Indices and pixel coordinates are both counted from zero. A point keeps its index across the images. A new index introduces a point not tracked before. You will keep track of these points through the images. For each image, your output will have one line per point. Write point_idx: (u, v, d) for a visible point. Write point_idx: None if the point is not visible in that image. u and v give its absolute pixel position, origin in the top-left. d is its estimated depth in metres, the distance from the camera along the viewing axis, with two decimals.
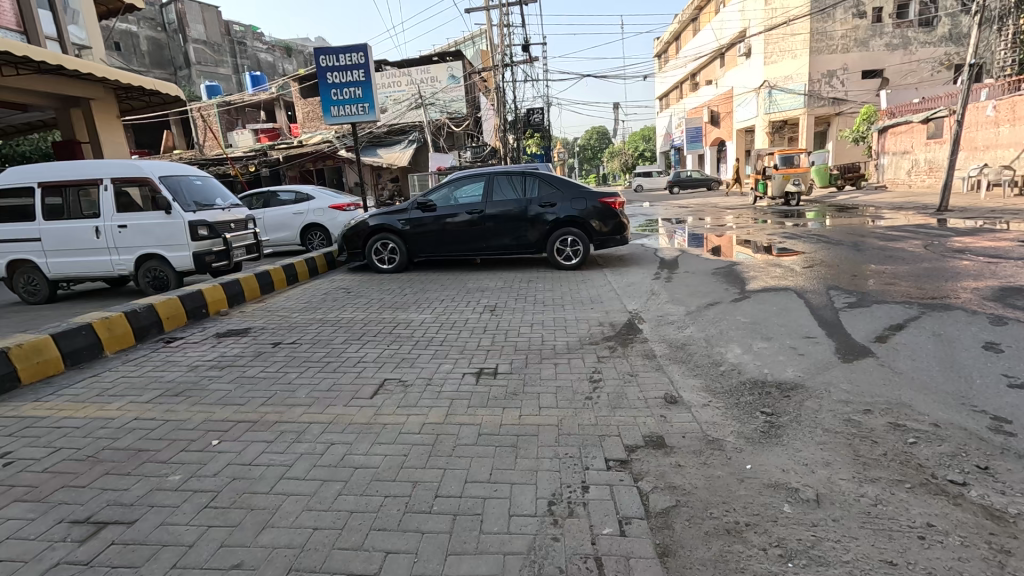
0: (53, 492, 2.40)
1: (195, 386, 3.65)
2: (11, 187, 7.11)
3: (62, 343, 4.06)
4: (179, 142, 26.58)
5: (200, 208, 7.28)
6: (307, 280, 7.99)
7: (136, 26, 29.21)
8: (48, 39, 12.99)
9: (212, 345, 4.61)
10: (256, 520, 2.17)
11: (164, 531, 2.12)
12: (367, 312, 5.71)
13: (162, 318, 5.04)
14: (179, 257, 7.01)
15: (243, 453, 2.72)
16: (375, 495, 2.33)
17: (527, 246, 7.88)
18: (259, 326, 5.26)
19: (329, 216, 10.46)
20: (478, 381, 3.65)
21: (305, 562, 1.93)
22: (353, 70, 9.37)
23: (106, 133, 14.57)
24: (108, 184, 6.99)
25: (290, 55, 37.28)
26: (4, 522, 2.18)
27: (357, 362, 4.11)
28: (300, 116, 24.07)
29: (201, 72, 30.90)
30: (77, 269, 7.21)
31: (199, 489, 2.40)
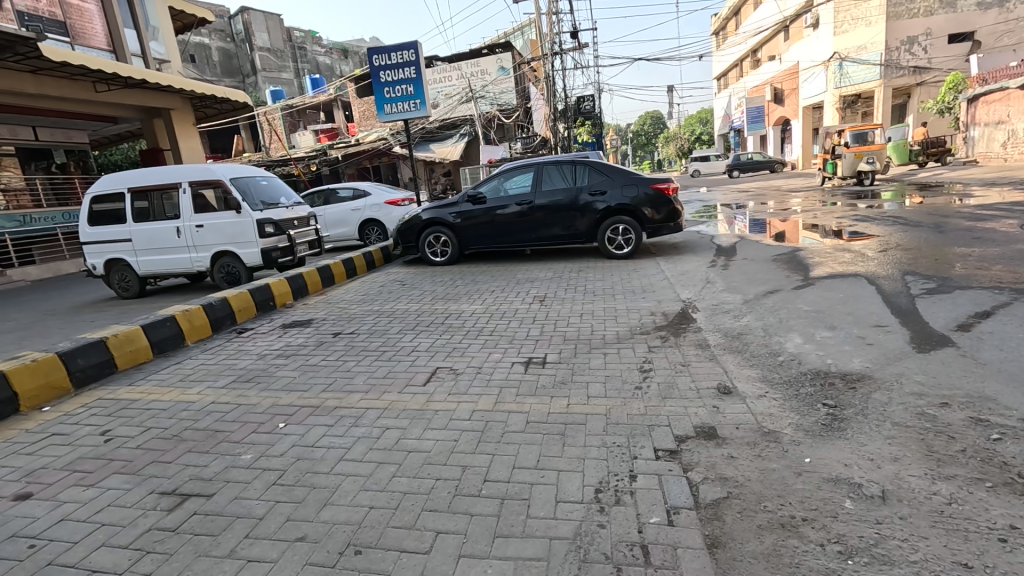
0: (144, 466, 2.67)
1: (264, 373, 3.93)
2: (105, 193, 7.84)
3: (150, 333, 4.46)
4: (248, 145, 28.31)
5: (267, 207, 7.74)
6: (364, 272, 8.33)
7: (208, 38, 31.25)
8: (133, 56, 14.20)
9: (279, 335, 4.93)
10: (318, 498, 2.32)
11: (238, 505, 2.30)
12: (420, 303, 5.88)
13: (235, 311, 5.43)
14: (250, 254, 7.50)
15: (306, 436, 2.90)
16: (427, 478, 2.43)
17: (577, 236, 7.83)
18: (320, 317, 5.56)
19: (385, 211, 10.83)
20: (526, 370, 3.70)
21: (363, 537, 2.05)
22: (404, 67, 9.58)
23: (185, 140, 15.74)
24: (187, 187, 7.56)
25: (347, 57, 38.69)
26: (105, 492, 2.45)
27: (410, 351, 4.26)
28: (356, 115, 24.94)
29: (267, 78, 32.70)
30: (161, 267, 7.88)
31: (268, 467, 2.60)
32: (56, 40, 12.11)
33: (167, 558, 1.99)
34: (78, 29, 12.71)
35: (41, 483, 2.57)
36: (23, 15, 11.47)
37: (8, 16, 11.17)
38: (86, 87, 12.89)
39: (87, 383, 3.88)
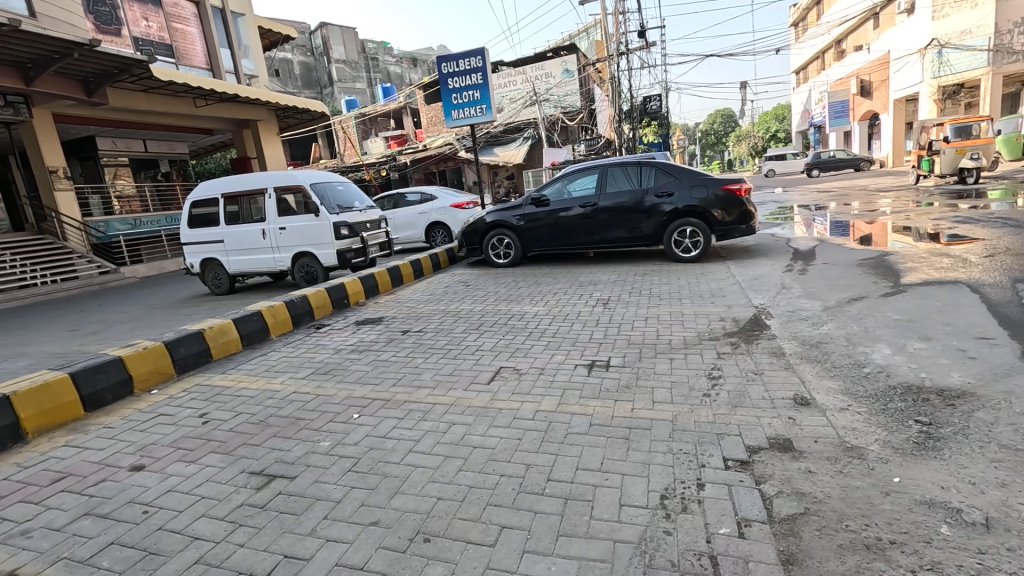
0: (236, 447, 2.92)
1: (340, 366, 4.18)
2: (202, 199, 8.62)
3: (240, 326, 4.87)
4: (324, 152, 30.05)
5: (343, 210, 8.20)
6: (431, 273, 8.62)
7: (291, 53, 33.61)
8: (227, 73, 15.54)
9: (353, 331, 5.23)
10: (389, 486, 2.45)
11: (318, 487, 2.47)
12: (484, 304, 6.00)
13: (313, 307, 5.81)
14: (326, 254, 7.98)
15: (378, 427, 3.06)
16: (492, 474, 2.49)
17: (642, 239, 7.67)
18: (390, 314, 5.82)
19: (451, 214, 11.15)
20: (590, 373, 3.68)
21: (431, 527, 2.14)
22: (471, 73, 9.81)
23: (269, 149, 16.99)
24: (271, 193, 8.16)
25: (416, 65, 40.14)
26: (204, 468, 2.71)
27: (475, 350, 4.36)
28: (424, 122, 25.78)
29: (342, 88, 34.59)
30: (249, 266, 8.56)
31: (344, 455, 2.76)
32: (165, 62, 13.54)
33: (256, 531, 2.17)
34: (183, 51, 14.11)
35: (152, 456, 2.88)
36: (138, 40, 12.98)
37: (125, 41, 12.72)
38: (187, 102, 14.23)
39: (187, 370, 4.30)
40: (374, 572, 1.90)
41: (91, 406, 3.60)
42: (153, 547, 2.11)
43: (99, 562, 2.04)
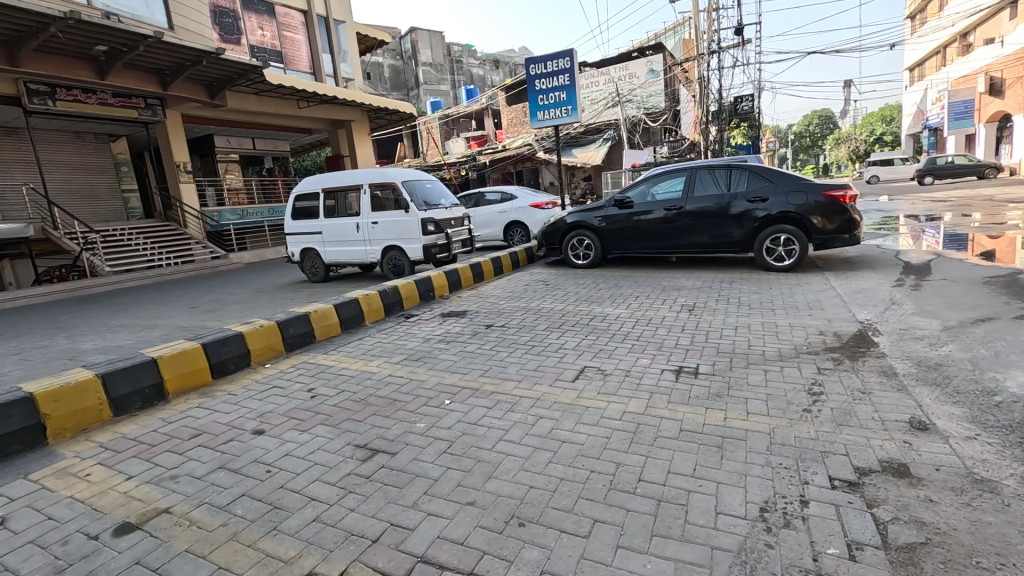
0: (342, 421, 3.18)
1: (430, 354, 4.40)
2: (305, 193, 9.36)
3: (339, 311, 5.24)
4: (409, 151, 31.39)
5: (429, 207, 8.56)
6: (510, 271, 8.78)
7: (382, 57, 35.50)
8: (328, 77, 16.69)
9: (439, 323, 5.47)
10: (483, 470, 2.56)
11: (417, 465, 2.63)
12: (564, 304, 6.04)
13: (403, 298, 6.14)
14: (413, 249, 8.39)
15: (469, 414, 3.20)
16: (582, 468, 2.53)
17: (729, 245, 7.35)
18: (473, 309, 6.01)
19: (530, 214, 11.28)
20: (678, 379, 3.61)
21: (525, 512, 2.21)
22: (559, 75, 9.87)
23: (361, 147, 18.02)
24: (366, 189, 8.69)
25: (498, 67, 40.85)
26: (314, 437, 2.97)
27: (559, 348, 4.42)
28: (505, 123, 26.18)
29: (428, 90, 35.91)
30: (343, 257, 9.16)
31: (439, 437, 2.92)
32: (275, 67, 14.84)
33: (365, 499, 2.36)
34: (290, 57, 15.35)
35: (270, 423, 3.20)
36: (254, 48, 14.36)
37: (243, 49, 14.09)
38: (292, 104, 15.47)
39: (294, 348, 4.70)
40: (474, 548, 2.01)
41: (217, 374, 4.04)
42: (277, 502, 2.36)
43: (234, 510, 2.30)
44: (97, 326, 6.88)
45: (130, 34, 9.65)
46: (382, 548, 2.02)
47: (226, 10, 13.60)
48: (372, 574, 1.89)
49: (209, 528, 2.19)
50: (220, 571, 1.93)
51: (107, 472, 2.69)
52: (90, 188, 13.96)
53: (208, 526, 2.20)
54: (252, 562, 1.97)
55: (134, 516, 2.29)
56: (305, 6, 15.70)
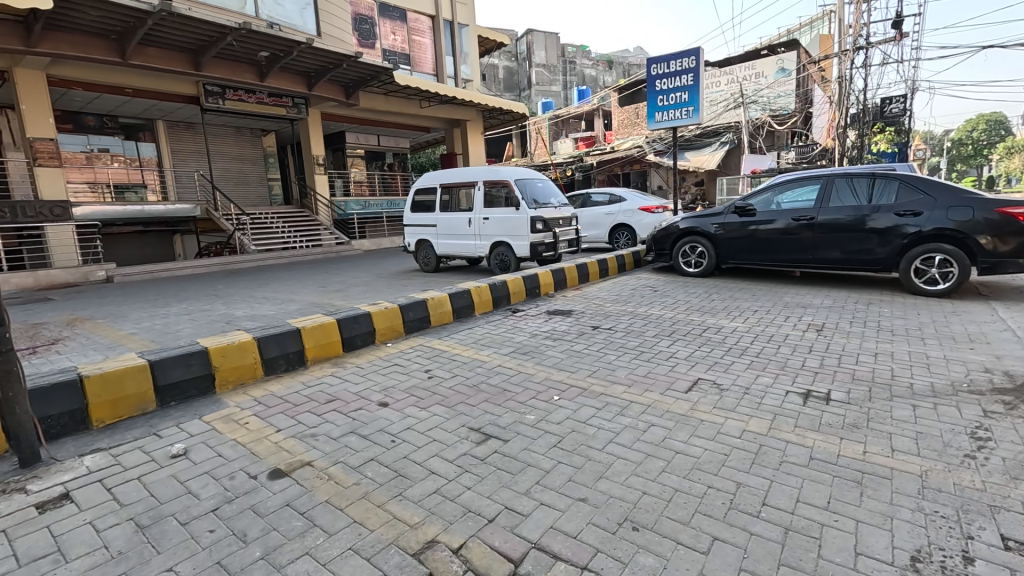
0: (457, 403, 3.35)
1: (537, 350, 4.47)
2: (424, 187, 9.94)
3: (453, 300, 5.51)
4: (517, 151, 32.00)
5: (539, 205, 8.68)
6: (615, 274, 8.64)
7: (498, 59, 36.66)
8: (449, 78, 17.54)
9: (545, 320, 5.53)
10: (593, 469, 2.56)
11: (528, 454, 2.70)
12: (673, 311, 5.81)
13: (511, 293, 6.29)
14: (520, 246, 8.56)
15: (577, 412, 3.21)
16: (699, 482, 2.42)
17: (869, 262, 6.58)
18: (579, 309, 6.01)
19: (638, 217, 10.98)
20: (805, 403, 3.32)
21: (638, 517, 2.18)
22: (682, 74, 9.48)
23: (473, 146, 18.73)
24: (480, 186, 9.02)
25: (612, 67, 40.27)
26: (432, 415, 3.17)
27: (670, 356, 4.27)
28: (615, 124, 25.32)
29: (539, 91, 36.34)
30: (453, 250, 9.59)
31: (549, 431, 2.97)
32: (404, 69, 15.96)
33: (480, 479, 2.47)
34: (417, 59, 16.42)
35: (393, 397, 3.46)
36: (386, 51, 15.58)
37: (377, 53, 15.34)
38: (415, 104, 16.54)
39: (412, 331, 5.03)
40: (587, 544, 2.01)
41: (346, 348, 4.45)
42: (402, 470, 2.54)
43: (365, 472, 2.53)
44: (247, 297, 7.88)
45: (287, 42, 10.92)
46: (497, 528, 2.11)
47: (365, 17, 14.89)
48: (489, 551, 1.98)
49: (345, 484, 2.42)
50: (354, 525, 2.13)
51: (260, 423, 3.09)
52: (244, 176, 15.98)
53: (344, 482, 2.44)
54: (382, 521, 2.15)
55: (283, 464, 2.61)
56: (433, 11, 16.65)
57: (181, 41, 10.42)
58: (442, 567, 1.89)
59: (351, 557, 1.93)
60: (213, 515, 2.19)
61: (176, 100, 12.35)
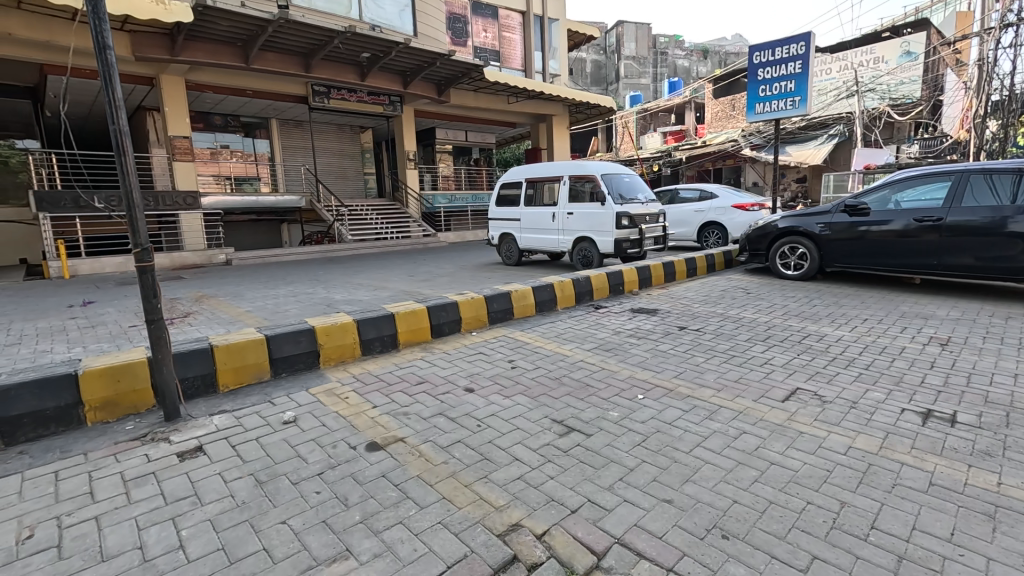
0: (539, 395, 3.39)
1: (621, 347, 4.40)
2: (510, 182, 10.06)
3: (536, 293, 5.57)
4: (601, 146, 31.43)
5: (625, 201, 8.51)
6: (703, 274, 8.26)
7: (586, 53, 36.41)
8: (536, 73, 17.57)
9: (629, 317, 5.43)
10: (679, 471, 2.49)
11: (610, 451, 2.68)
12: (768, 315, 5.46)
13: (594, 289, 6.22)
14: (604, 242, 8.45)
15: (663, 413, 3.13)
16: (797, 497, 2.28)
17: (1009, 271, 5.75)
18: (665, 308, 5.82)
19: (730, 215, 10.40)
20: (925, 424, 2.99)
21: (729, 525, 2.09)
22: (788, 62, 8.79)
23: (558, 142, 18.70)
24: (566, 180, 8.99)
25: (707, 57, 38.25)
26: (515, 404, 3.24)
27: (765, 363, 4.02)
28: (707, 117, 23.94)
29: (627, 84, 35.40)
30: (535, 244, 9.65)
31: (633, 429, 2.92)
32: (493, 65, 16.26)
33: (563, 470, 2.49)
34: (506, 56, 16.65)
35: (478, 383, 3.58)
36: (477, 49, 15.96)
37: (468, 50, 15.75)
38: (503, 100, 16.84)
39: (496, 322, 5.16)
40: (673, 546, 1.97)
41: (435, 334, 4.66)
42: (487, 454, 2.63)
43: (453, 452, 2.65)
44: (344, 282, 8.47)
45: (386, 43, 11.55)
46: (580, 519, 2.12)
47: (459, 16, 15.35)
48: (572, 540, 2.00)
49: (434, 462, 2.55)
50: (443, 500, 2.24)
51: (359, 399, 3.33)
52: (343, 170, 17.10)
53: (434, 460, 2.57)
54: (469, 500, 2.24)
55: (379, 438, 2.79)
56: (524, 7, 16.77)
57: (295, 46, 11.36)
58: (525, 550, 1.94)
59: (440, 531, 2.04)
60: (319, 479, 2.41)
61: (286, 100, 13.33)
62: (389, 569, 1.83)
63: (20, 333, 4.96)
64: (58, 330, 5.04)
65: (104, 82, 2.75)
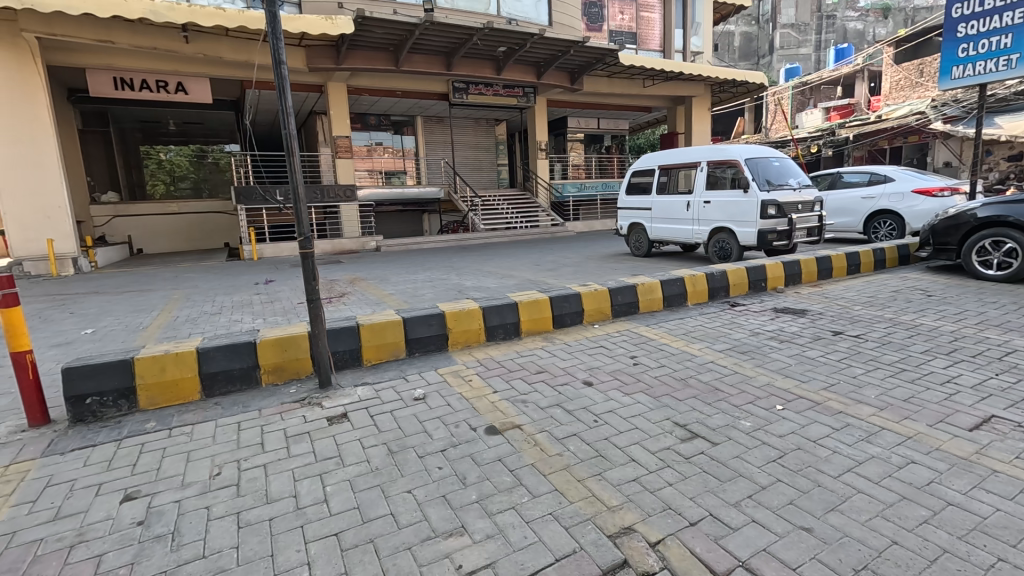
0: (662, 395, 3.23)
1: (759, 350, 4.00)
2: (642, 169, 9.63)
3: (664, 288, 5.29)
4: (748, 126, 28.64)
5: (773, 187, 7.67)
6: (869, 272, 7.13)
7: (735, 25, 33.52)
8: (676, 52, 16.51)
9: (772, 318, 4.90)
10: (823, 498, 2.18)
11: (740, 464, 2.45)
12: (956, 324, 4.52)
13: (730, 284, 5.72)
14: (746, 233, 7.72)
15: (806, 429, 2.77)
16: (983, 551, 1.86)
17: None
18: (817, 309, 5.14)
19: (909, 202, 8.81)
20: None
21: (885, 570, 1.78)
22: (1003, 12, 7.06)
23: (698, 125, 17.46)
24: (704, 166, 8.34)
25: (888, 16, 32.58)
26: (635, 403, 3.12)
27: (947, 381, 3.34)
28: (885, 86, 20.44)
29: (783, 56, 31.68)
30: (667, 234, 9.15)
31: (768, 443, 2.63)
32: (629, 48, 15.67)
33: (684, 478, 2.34)
34: (644, 37, 15.91)
35: (598, 378, 3.52)
36: (612, 33, 15.53)
37: (603, 35, 15.41)
38: (638, 84, 16.24)
39: (620, 315, 5.01)
40: None
41: (556, 325, 4.68)
42: (603, 452, 2.58)
43: (568, 445, 2.64)
44: (475, 270, 8.90)
45: (522, 36, 11.76)
46: (699, 533, 1.98)
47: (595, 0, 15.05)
48: (689, 555, 1.87)
49: (549, 453, 2.57)
50: (556, 493, 2.25)
51: (482, 382, 3.48)
52: (479, 162, 17.89)
53: (548, 451, 2.59)
54: (582, 496, 2.22)
55: (498, 423, 2.89)
56: None
57: (439, 46, 12.09)
58: (638, 557, 1.87)
59: (550, 522, 2.05)
60: (442, 455, 2.57)
61: (429, 99, 14.28)
62: (500, 551, 1.89)
63: (221, 304, 6.06)
64: (247, 303, 6.07)
65: (278, 93, 3.18)
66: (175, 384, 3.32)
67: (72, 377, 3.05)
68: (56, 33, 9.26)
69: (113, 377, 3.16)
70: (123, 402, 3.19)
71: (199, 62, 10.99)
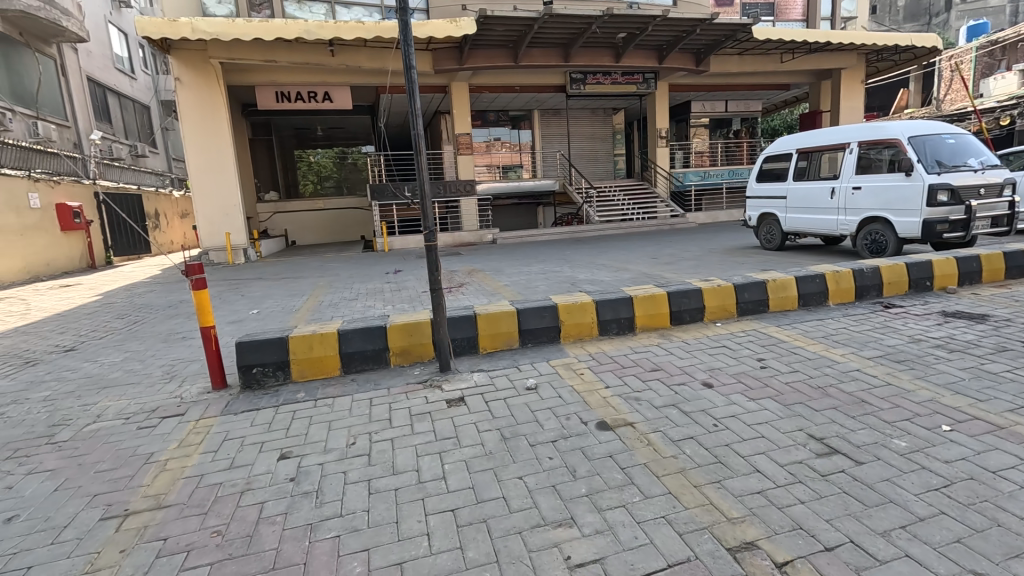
0: (794, 403, 2.93)
1: (920, 360, 3.44)
2: (776, 153, 8.73)
3: (801, 285, 4.77)
4: (913, 99, 24.61)
5: (946, 169, 6.51)
6: None
7: None
8: (823, 20, 14.66)
9: (939, 323, 4.18)
10: (1002, 540, 1.83)
11: (890, 488, 2.14)
12: None
13: (884, 283, 4.99)
14: (907, 223, 6.67)
15: (982, 456, 2.34)
16: None
17: None
18: (1002, 315, 4.28)
19: None
20: None
21: None
22: None
23: (848, 100, 15.37)
24: (854, 148, 7.33)
25: None
26: (762, 409, 2.87)
27: None
28: None
29: (964, 12, 26.62)
30: (805, 225, 8.23)
31: (929, 468, 2.27)
32: (764, 22, 14.30)
33: (819, 497, 2.11)
34: (784, 6, 14.37)
35: (719, 379, 3.30)
36: (745, 6, 14.30)
37: (734, 9, 14.25)
38: (775, 59, 14.73)
39: (746, 313, 4.63)
40: None
41: (674, 322, 4.46)
42: (723, 458, 2.42)
43: (684, 448, 2.51)
44: (588, 263, 8.82)
45: (644, 19, 11.30)
46: (836, 560, 1.77)
47: None
48: None
49: (662, 454, 2.47)
50: (670, 496, 2.16)
51: (594, 377, 3.45)
52: (595, 154, 17.62)
53: (662, 452, 2.49)
54: (698, 503, 2.11)
55: (609, 419, 2.85)
56: None
57: (558, 38, 12.05)
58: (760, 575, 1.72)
59: (663, 526, 1.97)
60: (553, 446, 2.60)
61: (547, 92, 14.33)
62: (608, 548, 1.87)
63: (357, 291, 6.72)
64: (378, 291, 6.66)
65: (408, 96, 3.42)
66: (320, 360, 3.77)
67: (243, 349, 3.60)
68: (235, 57, 10.87)
69: (273, 351, 3.67)
70: (281, 373, 3.69)
71: (344, 72, 12.20)
